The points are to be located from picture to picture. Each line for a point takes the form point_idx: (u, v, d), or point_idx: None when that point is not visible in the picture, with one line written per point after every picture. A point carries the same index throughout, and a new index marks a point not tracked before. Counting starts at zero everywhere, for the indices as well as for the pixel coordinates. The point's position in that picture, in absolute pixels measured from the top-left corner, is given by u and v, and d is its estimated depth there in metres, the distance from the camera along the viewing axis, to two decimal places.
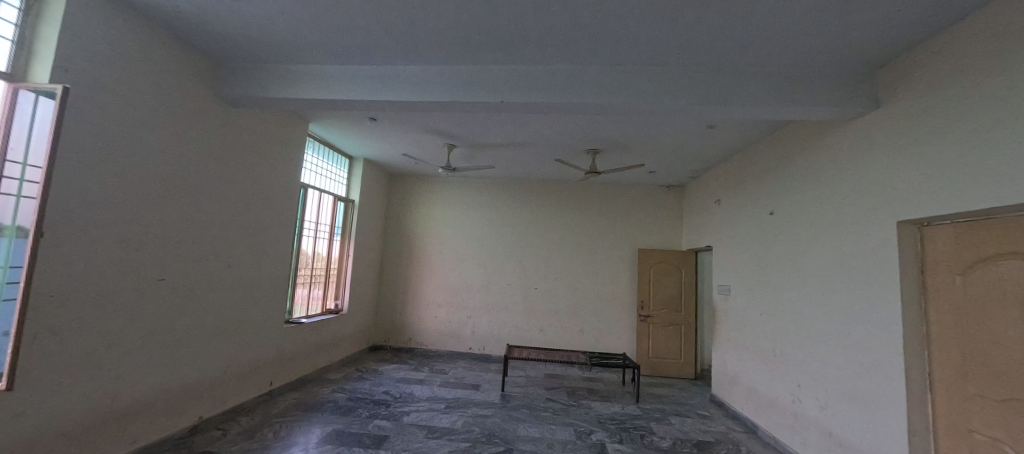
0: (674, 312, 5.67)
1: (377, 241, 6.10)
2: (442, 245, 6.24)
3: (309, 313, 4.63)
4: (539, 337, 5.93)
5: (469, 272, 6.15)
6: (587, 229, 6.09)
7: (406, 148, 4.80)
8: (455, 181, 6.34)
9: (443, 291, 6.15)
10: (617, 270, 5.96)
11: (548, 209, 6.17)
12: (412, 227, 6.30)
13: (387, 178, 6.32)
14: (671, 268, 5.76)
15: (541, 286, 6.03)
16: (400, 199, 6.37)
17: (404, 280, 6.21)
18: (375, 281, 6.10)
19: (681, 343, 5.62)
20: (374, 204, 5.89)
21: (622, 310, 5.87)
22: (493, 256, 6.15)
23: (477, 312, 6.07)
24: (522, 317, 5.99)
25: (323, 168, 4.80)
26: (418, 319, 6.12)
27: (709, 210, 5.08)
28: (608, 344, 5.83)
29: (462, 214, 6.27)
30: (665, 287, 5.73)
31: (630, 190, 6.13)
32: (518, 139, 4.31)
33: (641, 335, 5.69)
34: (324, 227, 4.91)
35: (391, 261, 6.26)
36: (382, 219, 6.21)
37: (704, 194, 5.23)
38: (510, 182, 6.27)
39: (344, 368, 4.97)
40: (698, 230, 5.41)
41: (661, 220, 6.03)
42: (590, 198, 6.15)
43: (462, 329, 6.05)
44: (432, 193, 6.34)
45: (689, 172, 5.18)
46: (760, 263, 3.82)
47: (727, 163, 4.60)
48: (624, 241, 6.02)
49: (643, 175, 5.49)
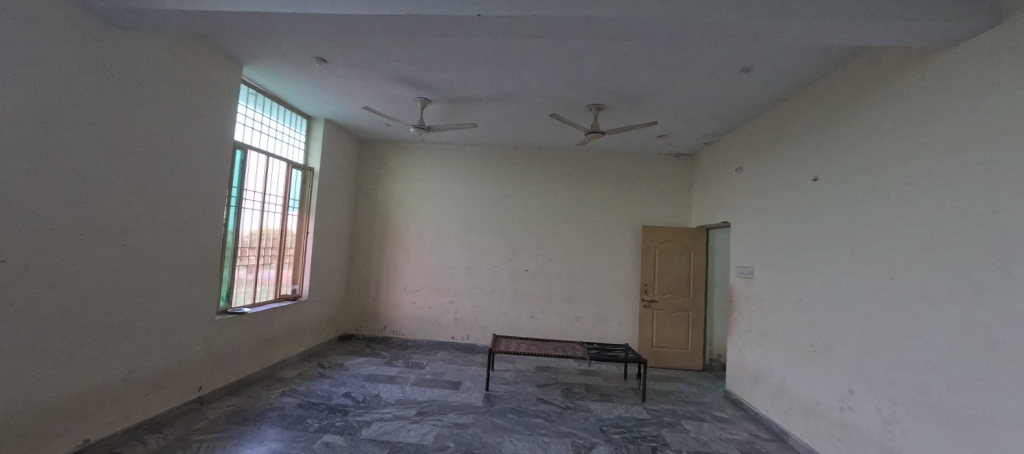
0: (682, 297, 5.05)
1: (346, 217, 5.34)
2: (421, 222, 5.50)
3: (255, 301, 3.90)
4: (530, 324, 5.29)
5: (452, 253, 5.44)
6: (584, 203, 5.38)
7: (370, 102, 3.97)
8: (435, 149, 5.55)
9: (422, 274, 5.44)
10: (618, 250, 5.29)
11: (541, 182, 5.44)
12: (386, 201, 5.53)
13: (357, 144, 5.50)
14: (679, 248, 5.10)
15: (532, 267, 5.35)
16: (373, 168, 5.57)
17: (378, 261, 5.48)
18: (344, 263, 5.36)
19: (689, 331, 5.02)
20: (341, 173, 5.10)
21: (623, 294, 5.24)
22: (479, 235, 5.43)
23: (460, 296, 5.38)
24: (512, 303, 5.33)
25: (269, 127, 3.98)
26: (394, 304, 5.42)
27: (727, 181, 4.39)
28: (608, 333, 5.22)
29: (443, 186, 5.51)
30: (672, 269, 5.08)
31: (633, 159, 5.41)
32: (507, 88, 3.53)
33: (644, 322, 5.07)
34: (274, 199, 4.13)
35: (363, 240, 5.51)
36: (351, 191, 5.43)
37: (722, 163, 4.53)
38: (499, 150, 5.49)
39: (303, 364, 4.28)
40: (712, 204, 4.74)
41: (668, 194, 5.34)
42: (588, 168, 5.42)
43: (443, 316, 5.37)
44: (409, 162, 5.55)
45: (705, 135, 4.45)
46: (796, 242, 3.16)
47: (754, 122, 3.88)
48: (626, 217, 5.33)
49: (650, 140, 4.76)
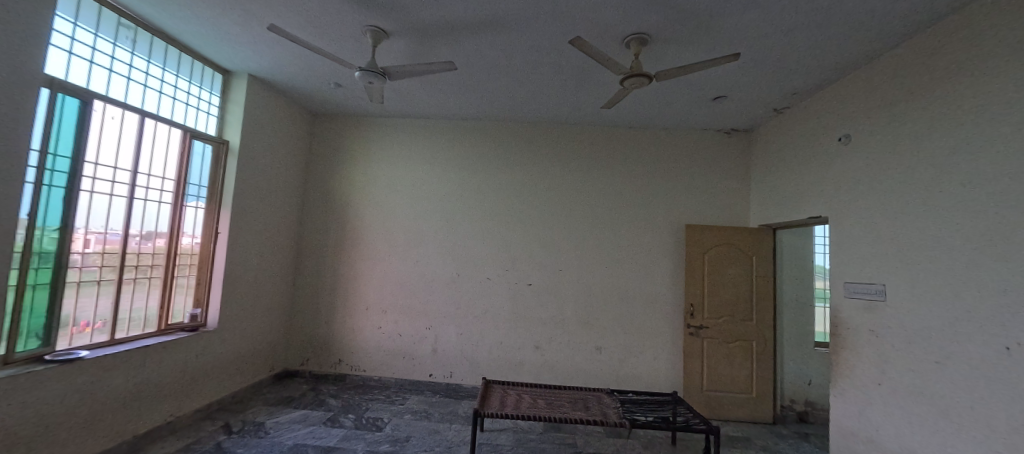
0: (742, 322, 3.69)
1: (290, 214, 4.01)
2: (389, 221, 4.16)
3: (115, 336, 2.57)
4: (534, 358, 3.92)
5: (430, 262, 4.09)
6: (607, 195, 4.05)
7: (288, 27, 2.59)
8: (410, 124, 4.24)
9: (390, 289, 4.08)
10: (652, 257, 3.95)
11: (549, 167, 4.11)
12: (345, 192, 4.20)
13: (308, 117, 4.19)
14: (737, 255, 3.75)
15: (537, 281, 4.00)
16: (329, 150, 4.25)
17: (333, 272, 4.13)
18: (288, 274, 4.03)
19: (752, 369, 3.66)
20: (280, 153, 3.78)
21: (661, 317, 3.88)
22: (466, 237, 4.09)
23: (440, 320, 4.02)
24: (510, 329, 3.96)
25: (142, 73, 2.68)
26: (352, 330, 4.06)
27: (818, 159, 3.06)
28: (640, 370, 3.86)
29: (418, 173, 4.18)
30: (727, 284, 3.73)
31: (671, 137, 4.09)
32: (502, 1, 2.22)
33: (691, 357, 3.70)
34: (156, 182, 2.80)
35: (314, 245, 4.16)
36: (298, 179, 4.10)
37: (806, 134, 3.20)
38: (493, 126, 4.19)
39: (203, 426, 2.92)
40: (789, 194, 3.40)
41: (718, 183, 4.01)
42: (611, 149, 4.11)
43: (418, 346, 4.01)
44: (375, 142, 4.23)
45: (784, 92, 3.12)
46: (1011, 243, 1.81)
47: (881, 63, 2.55)
48: (663, 213, 3.99)
49: (701, 104, 3.45)
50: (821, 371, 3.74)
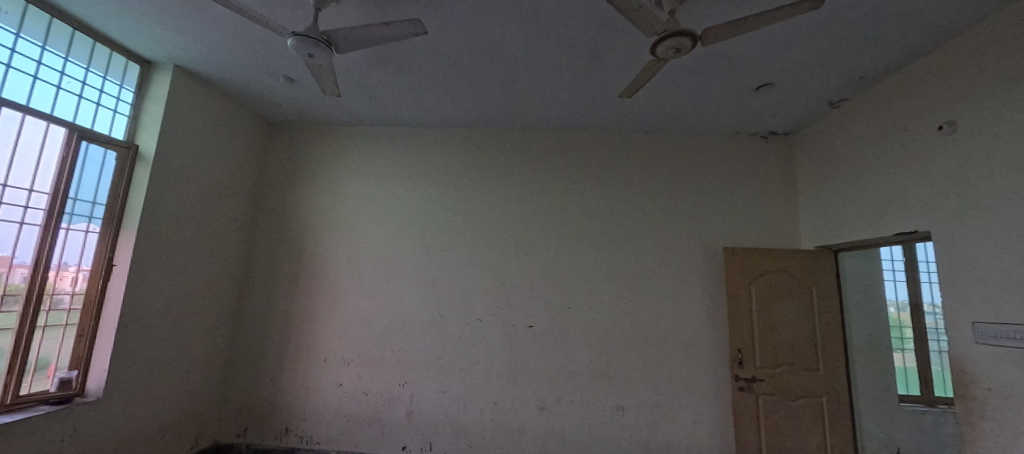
0: (805, 372, 2.87)
1: (233, 241, 3.22)
2: (358, 249, 3.37)
3: None
4: (536, 422, 3.04)
5: (407, 299, 3.27)
6: (622, 213, 3.32)
7: None
8: (384, 133, 3.56)
9: (355, 335, 3.23)
10: (683, 289, 3.17)
11: (551, 181, 3.41)
12: (303, 214, 3.44)
13: (263, 125, 3.51)
14: (793, 285, 2.98)
15: (540, 321, 3.18)
16: (286, 164, 3.54)
17: (285, 313, 3.29)
18: (226, 318, 3.19)
19: (825, 436, 2.80)
20: (220, 165, 3.05)
21: (699, 366, 3.04)
22: (451, 268, 3.30)
23: (417, 374, 3.15)
24: (506, 384, 3.10)
25: (4, 49, 1.98)
26: (305, 389, 3.17)
27: (903, 157, 2.36)
28: (676, 437, 2.97)
29: (394, 190, 3.45)
30: (783, 322, 2.93)
31: (697, 143, 3.42)
32: None
33: (742, 419, 2.84)
34: (16, 195, 2.04)
35: (262, 279, 3.35)
36: (246, 199, 3.35)
37: (878, 128, 2.52)
38: (484, 134, 3.52)
39: None
40: (857, 206, 2.68)
41: (757, 197, 3.29)
42: (625, 158, 3.42)
43: (388, 409, 3.12)
44: (342, 154, 3.53)
45: (849, 75, 2.47)
46: None
47: (997, 21, 1.90)
48: (692, 234, 3.25)
49: (738, 96, 2.80)
50: (908, 435, 2.92)
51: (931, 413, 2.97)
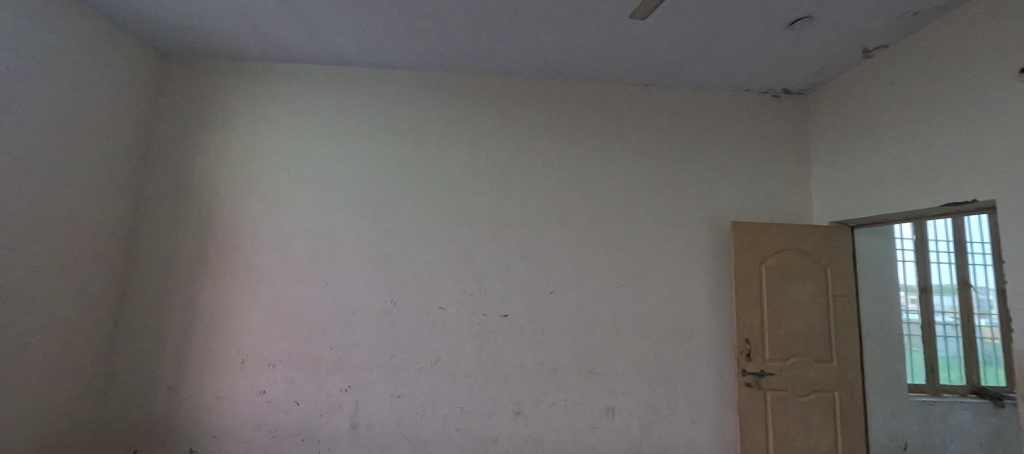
0: (818, 364, 2.52)
1: (106, 208, 2.40)
2: (287, 221, 2.64)
3: None
4: (511, 430, 2.53)
5: (351, 284, 2.61)
6: (615, 181, 2.79)
7: None
8: (322, 74, 2.79)
9: (284, 330, 2.54)
10: (683, 271, 2.71)
11: (531, 141, 2.81)
12: (212, 175, 2.64)
13: (150, 55, 2.63)
14: (806, 266, 2.59)
15: (517, 309, 2.63)
16: (187, 109, 2.69)
17: (186, 304, 2.53)
18: (103, 311, 2.41)
19: (834, 436, 2.48)
20: (77, 102, 2.20)
21: (699, 359, 2.63)
22: (409, 245, 2.66)
23: (364, 377, 2.53)
24: (475, 385, 2.55)
25: None
26: (216, 400, 2.47)
27: (962, 112, 1.94)
28: (671, 442, 2.56)
29: (334, 147, 2.72)
30: (796, 308, 2.55)
31: (701, 101, 2.92)
32: None
33: (748, 420, 2.46)
34: None
35: (153, 260, 2.55)
36: (126, 154, 2.51)
37: (929, 80, 2.10)
38: (450, 80, 2.84)
39: None
40: (891, 173, 2.29)
41: (767, 164, 2.86)
42: (619, 116, 2.87)
43: (326, 420, 2.49)
44: (266, 99, 2.74)
45: (899, 10, 2.01)
46: None
47: None
48: (694, 207, 2.78)
49: (761, 36, 2.29)
50: (917, 428, 2.67)
51: (939, 404, 2.73)
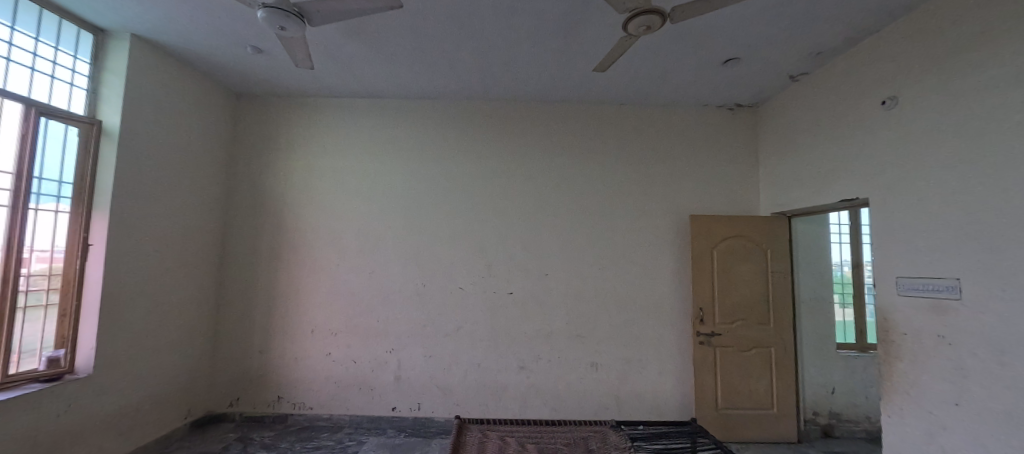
0: (758, 326, 3.18)
1: (208, 217, 3.19)
2: (339, 223, 3.39)
3: None
4: (518, 380, 3.28)
5: (390, 271, 3.36)
6: (597, 184, 3.46)
7: None
8: (360, 106, 3.50)
9: (341, 307, 3.32)
10: (652, 255, 3.39)
11: (527, 154, 3.48)
12: (279, 189, 3.40)
13: (229, 98, 3.38)
14: (750, 249, 3.24)
15: (520, 288, 3.36)
16: (257, 138, 3.44)
17: (268, 288, 3.32)
18: (208, 295, 3.22)
19: (771, 381, 3.16)
20: (189, 141, 2.97)
21: (665, 324, 3.32)
22: (433, 239, 3.39)
23: (404, 341, 3.30)
24: (489, 347, 3.30)
25: None
26: (294, 361, 3.27)
27: (850, 131, 2.56)
28: (643, 388, 3.27)
29: (372, 164, 3.45)
30: (740, 283, 3.21)
31: (667, 115, 3.54)
32: None
33: (701, 370, 3.15)
34: None
35: (241, 256, 3.34)
36: (218, 175, 3.28)
37: (834, 103, 2.70)
38: (462, 106, 3.53)
39: None
40: (809, 175, 2.91)
41: (723, 167, 3.48)
42: (599, 131, 3.52)
43: (376, 374, 3.28)
44: (317, 128, 3.46)
45: (806, 51, 2.62)
46: None
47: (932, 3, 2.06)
48: (662, 203, 3.44)
49: (706, 68, 2.92)
50: (843, 376, 3.32)
51: (863, 357, 3.37)
